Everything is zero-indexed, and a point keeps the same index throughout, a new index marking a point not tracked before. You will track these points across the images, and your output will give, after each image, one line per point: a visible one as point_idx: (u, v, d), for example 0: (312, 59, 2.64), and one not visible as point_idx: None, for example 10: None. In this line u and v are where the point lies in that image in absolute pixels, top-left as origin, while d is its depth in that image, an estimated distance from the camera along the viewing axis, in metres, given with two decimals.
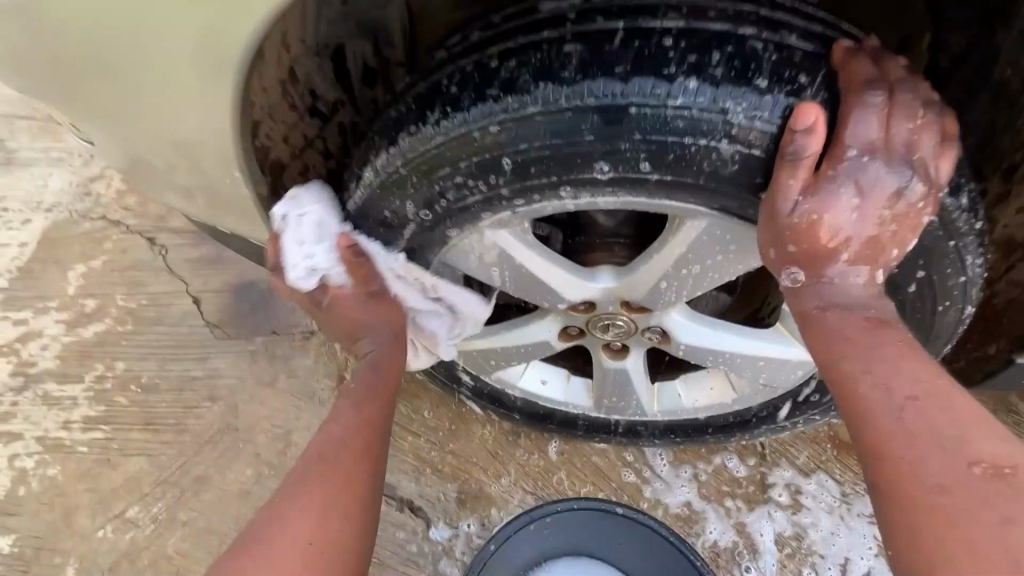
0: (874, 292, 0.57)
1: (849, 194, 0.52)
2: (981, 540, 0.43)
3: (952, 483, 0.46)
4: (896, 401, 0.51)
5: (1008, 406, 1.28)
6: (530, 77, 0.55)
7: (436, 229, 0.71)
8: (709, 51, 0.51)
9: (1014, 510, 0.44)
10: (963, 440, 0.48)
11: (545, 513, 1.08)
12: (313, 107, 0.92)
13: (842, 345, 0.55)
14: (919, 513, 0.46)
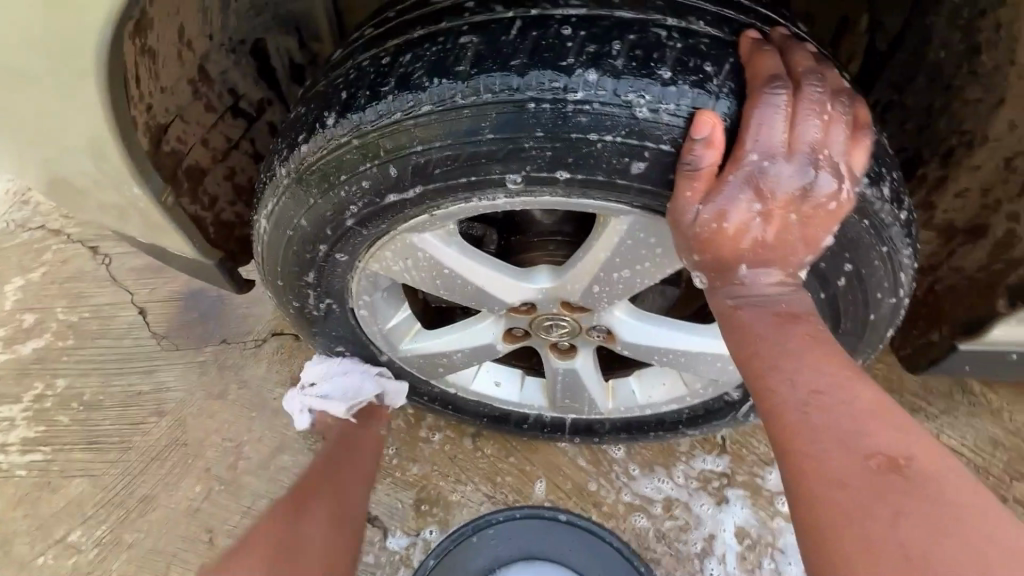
0: (790, 288, 0.53)
1: (750, 196, 0.48)
2: (874, 537, 0.41)
3: (849, 480, 0.43)
4: (799, 398, 0.48)
5: (962, 388, 1.30)
6: (424, 73, 0.51)
7: (354, 236, 0.67)
8: (609, 41, 0.48)
9: (905, 504, 0.41)
10: (862, 434, 0.45)
11: (487, 522, 1.11)
12: (234, 106, 0.86)
13: (752, 341, 0.52)
14: (820, 516, 0.43)
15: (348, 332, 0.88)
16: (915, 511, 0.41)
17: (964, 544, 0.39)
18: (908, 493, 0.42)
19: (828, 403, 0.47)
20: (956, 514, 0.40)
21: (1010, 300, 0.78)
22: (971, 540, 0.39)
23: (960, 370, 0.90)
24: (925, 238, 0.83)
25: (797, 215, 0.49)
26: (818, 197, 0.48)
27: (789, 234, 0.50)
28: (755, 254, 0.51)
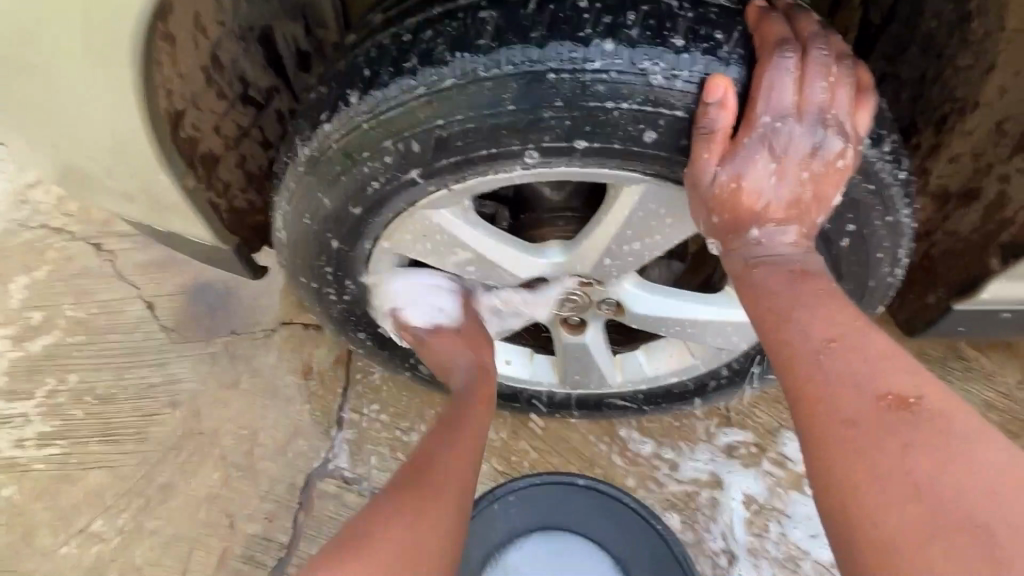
0: (802, 247, 0.56)
1: (762, 157, 0.51)
2: (884, 468, 0.44)
3: (860, 417, 0.47)
4: (814, 345, 0.51)
5: (956, 352, 1.34)
6: (446, 48, 0.53)
7: (375, 213, 0.69)
8: (624, 12, 0.50)
9: (912, 437, 0.45)
10: (874, 376, 0.48)
11: (507, 491, 1.11)
12: (244, 94, 0.87)
13: (769, 297, 0.54)
14: (833, 450, 0.47)
15: (365, 313, 0.90)
16: (923, 444, 0.44)
17: (965, 471, 0.43)
18: (918, 427, 0.45)
19: (841, 350, 0.50)
20: (958, 444, 0.44)
21: (1004, 258, 0.81)
22: (972, 466, 0.43)
23: (954, 332, 0.94)
24: (921, 204, 0.87)
25: (808, 174, 0.51)
26: (827, 157, 0.51)
27: (802, 193, 0.53)
28: (770, 213, 0.54)
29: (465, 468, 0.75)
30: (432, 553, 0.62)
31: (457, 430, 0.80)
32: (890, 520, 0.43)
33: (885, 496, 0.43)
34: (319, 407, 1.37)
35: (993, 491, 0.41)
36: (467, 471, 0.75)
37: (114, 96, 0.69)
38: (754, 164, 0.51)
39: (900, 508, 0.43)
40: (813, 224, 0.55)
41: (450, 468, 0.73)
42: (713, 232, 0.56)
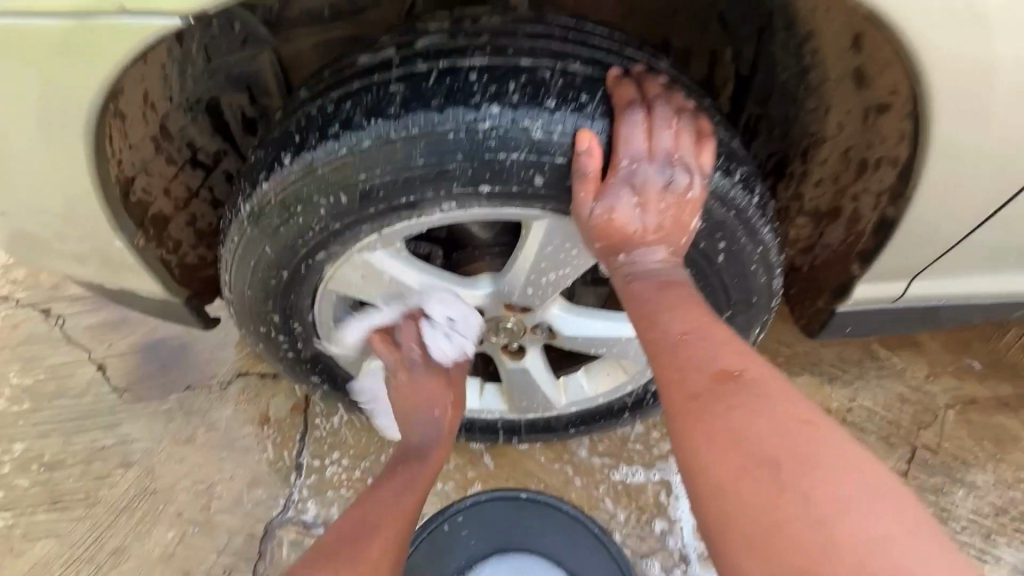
0: (671, 263, 0.69)
1: (627, 193, 0.64)
2: (717, 431, 0.56)
3: (701, 391, 0.59)
4: (671, 339, 0.64)
5: (872, 354, 1.46)
6: (363, 115, 0.63)
7: (313, 257, 0.77)
8: (506, 81, 0.62)
9: (734, 400, 0.57)
10: (711, 357, 0.61)
11: (455, 513, 1.14)
12: (193, 157, 0.95)
13: (643, 306, 0.67)
14: (685, 419, 0.59)
15: (315, 352, 0.97)
16: (743, 406, 0.57)
17: (771, 422, 0.55)
18: (740, 393, 0.58)
19: (690, 340, 0.63)
20: (769, 402, 0.56)
21: (862, 263, 0.93)
22: (779, 419, 0.55)
23: (842, 332, 1.07)
24: (800, 223, 1.00)
25: (668, 204, 0.64)
26: (679, 189, 0.64)
27: (666, 220, 0.66)
28: (640, 237, 0.67)
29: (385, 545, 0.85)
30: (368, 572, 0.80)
31: (389, 500, 0.91)
32: (717, 466, 0.55)
33: (718, 454, 0.55)
34: (276, 455, 1.39)
35: (790, 435, 0.54)
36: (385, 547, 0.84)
37: (66, 170, 0.76)
38: (622, 198, 0.64)
39: (727, 461, 0.54)
40: (681, 245, 0.68)
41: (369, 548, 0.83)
42: (603, 256, 0.68)
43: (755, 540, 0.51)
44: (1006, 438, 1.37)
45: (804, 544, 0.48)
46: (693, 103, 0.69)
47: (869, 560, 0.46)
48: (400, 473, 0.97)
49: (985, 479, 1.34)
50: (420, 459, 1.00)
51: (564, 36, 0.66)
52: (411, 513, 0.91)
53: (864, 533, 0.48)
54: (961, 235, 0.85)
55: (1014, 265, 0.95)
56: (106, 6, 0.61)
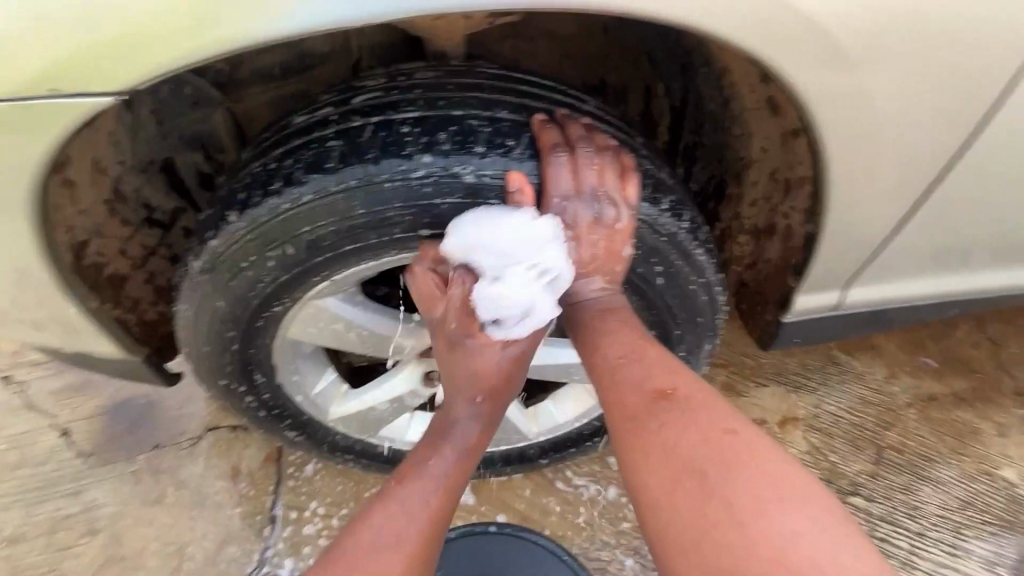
0: (609, 288, 0.77)
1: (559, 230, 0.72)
2: (655, 447, 0.64)
3: (639, 411, 0.67)
4: (610, 363, 0.72)
5: (834, 360, 1.50)
6: (302, 171, 0.66)
7: (267, 308, 0.78)
8: (437, 131, 0.66)
9: (666, 417, 0.66)
10: (646, 378, 0.69)
11: None
12: (149, 218, 0.98)
13: (584, 330, 0.76)
14: (626, 439, 0.67)
15: (278, 400, 0.98)
16: (675, 423, 0.65)
17: (699, 435, 0.64)
18: (672, 410, 0.66)
19: (627, 363, 0.71)
20: (697, 417, 0.65)
21: (795, 276, 0.99)
22: (706, 433, 0.64)
23: (791, 343, 1.12)
24: (742, 240, 1.06)
25: (599, 237, 0.72)
26: (608, 222, 0.71)
27: (599, 250, 0.73)
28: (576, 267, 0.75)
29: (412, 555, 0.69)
30: None
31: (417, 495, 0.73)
32: (654, 479, 0.63)
33: (657, 469, 0.63)
34: (248, 509, 1.36)
35: (716, 447, 0.62)
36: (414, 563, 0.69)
37: (12, 243, 0.77)
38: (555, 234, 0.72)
39: (664, 476, 0.63)
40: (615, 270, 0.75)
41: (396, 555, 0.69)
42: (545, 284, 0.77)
43: (690, 549, 0.59)
44: (966, 432, 1.41)
45: (729, 545, 0.57)
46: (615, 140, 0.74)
47: (784, 555, 0.55)
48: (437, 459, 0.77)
49: (950, 474, 1.37)
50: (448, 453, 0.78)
51: (493, 85, 0.71)
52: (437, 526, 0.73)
53: (779, 531, 0.57)
54: (877, 241, 0.91)
55: (940, 268, 1.00)
56: (47, 82, 0.64)
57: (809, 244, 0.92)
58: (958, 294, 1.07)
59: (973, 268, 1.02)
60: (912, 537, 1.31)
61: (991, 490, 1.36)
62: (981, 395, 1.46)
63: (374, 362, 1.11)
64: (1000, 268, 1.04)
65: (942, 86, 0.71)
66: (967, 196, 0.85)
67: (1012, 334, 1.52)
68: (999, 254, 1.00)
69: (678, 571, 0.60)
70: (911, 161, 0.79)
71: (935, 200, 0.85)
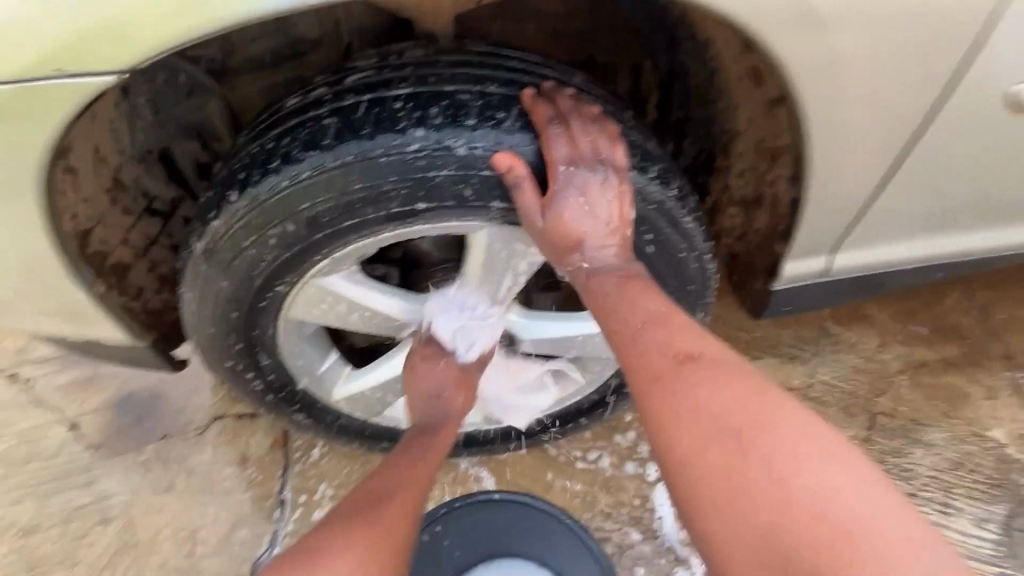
0: (623, 258, 0.80)
1: (570, 199, 0.73)
2: (683, 406, 0.69)
3: (665, 373, 0.72)
4: (636, 328, 0.76)
5: (827, 333, 1.51)
6: (300, 149, 0.68)
7: (269, 287, 0.81)
8: (428, 106, 0.68)
9: (694, 378, 0.70)
10: (671, 343, 0.74)
11: (432, 522, 1.16)
12: (149, 207, 1.00)
13: (606, 299, 0.78)
14: (654, 400, 0.71)
15: (283, 382, 1.01)
16: (703, 383, 0.69)
17: (727, 394, 0.68)
18: (700, 372, 0.70)
19: (652, 329, 0.75)
20: (726, 378, 0.69)
21: (783, 242, 1.01)
22: (735, 394, 0.67)
23: (781, 312, 1.15)
24: (733, 212, 1.08)
25: (609, 200, 0.74)
26: (612, 186, 0.74)
27: (611, 212, 0.75)
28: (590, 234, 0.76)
29: (404, 505, 0.84)
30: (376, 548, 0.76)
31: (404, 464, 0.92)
32: (684, 436, 0.68)
33: (687, 427, 0.68)
34: (258, 494, 1.39)
35: (746, 406, 0.66)
36: (406, 513, 0.83)
37: (19, 230, 0.79)
38: (566, 201, 0.74)
39: (695, 433, 0.67)
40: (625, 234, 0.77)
41: (392, 501, 0.83)
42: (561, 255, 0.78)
43: (721, 499, 0.63)
44: (955, 395, 1.44)
45: (761, 495, 0.61)
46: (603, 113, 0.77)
47: (819, 502, 0.59)
48: (423, 444, 0.97)
49: (940, 436, 1.41)
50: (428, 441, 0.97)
51: (482, 61, 0.73)
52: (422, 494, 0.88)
53: (812, 482, 0.60)
54: (859, 205, 0.94)
55: (922, 232, 1.03)
56: (46, 69, 0.65)
57: (794, 208, 0.95)
58: (941, 258, 1.10)
59: (953, 231, 1.05)
60: (904, 497, 1.35)
61: (980, 451, 1.39)
62: (969, 360, 1.48)
63: (376, 343, 1.13)
64: (981, 230, 1.06)
65: (912, 49, 0.74)
66: (945, 156, 0.87)
67: (1002, 300, 1.54)
68: (979, 216, 1.02)
69: (709, 522, 0.64)
70: (886, 125, 0.82)
71: (911, 163, 0.87)
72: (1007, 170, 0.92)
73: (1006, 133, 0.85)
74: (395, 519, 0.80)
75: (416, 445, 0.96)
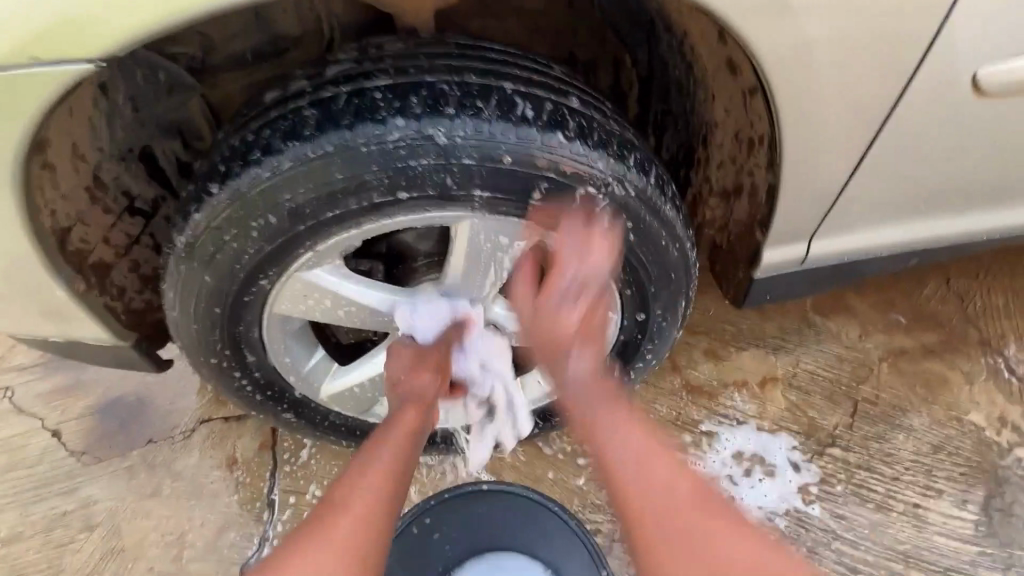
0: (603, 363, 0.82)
1: (563, 300, 0.79)
2: (632, 480, 0.74)
3: (617, 442, 0.76)
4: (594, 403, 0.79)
5: (809, 324, 1.51)
6: (280, 139, 0.69)
7: (251, 281, 0.80)
8: (408, 97, 0.69)
9: (639, 451, 0.75)
10: (624, 416, 0.78)
11: (421, 514, 1.14)
12: (130, 206, 0.99)
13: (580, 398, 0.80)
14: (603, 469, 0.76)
15: (269, 379, 1.00)
16: (648, 456, 0.75)
17: (666, 467, 0.74)
18: (698, 516, 0.71)
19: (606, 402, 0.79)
20: (716, 517, 0.72)
21: (762, 230, 1.03)
22: (673, 469, 0.74)
23: (763, 300, 1.17)
24: (713, 203, 1.09)
25: (593, 309, 0.81)
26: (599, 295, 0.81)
27: (586, 322, 0.80)
28: (566, 338, 0.80)
29: (366, 530, 0.75)
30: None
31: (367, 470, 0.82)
32: (632, 508, 0.73)
33: (653, 522, 0.71)
34: (246, 496, 1.38)
35: (683, 481, 0.74)
36: (371, 541, 0.75)
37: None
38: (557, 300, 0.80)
39: (640, 506, 0.72)
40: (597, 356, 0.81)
41: (351, 523, 0.75)
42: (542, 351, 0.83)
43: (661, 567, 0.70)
44: (937, 382, 1.45)
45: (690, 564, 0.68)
46: (584, 105, 0.79)
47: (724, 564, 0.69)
48: (397, 425, 0.91)
49: (921, 421, 1.41)
50: (394, 437, 0.88)
51: (462, 52, 0.74)
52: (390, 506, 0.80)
53: (725, 550, 0.69)
54: (833, 191, 0.96)
55: (896, 216, 1.05)
56: (23, 61, 0.65)
57: (771, 195, 0.96)
58: (915, 243, 1.12)
59: (925, 215, 1.07)
60: (887, 482, 1.35)
61: (960, 434, 1.39)
62: (949, 347, 1.49)
63: (363, 340, 1.13)
64: (952, 214, 1.09)
65: (878, 35, 0.77)
66: (917, 139, 0.89)
67: (979, 287, 1.56)
68: (949, 199, 1.05)
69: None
70: (856, 110, 0.84)
71: (882, 147, 0.89)
72: (974, 154, 0.95)
73: (971, 116, 0.88)
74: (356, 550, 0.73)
75: (386, 434, 0.89)
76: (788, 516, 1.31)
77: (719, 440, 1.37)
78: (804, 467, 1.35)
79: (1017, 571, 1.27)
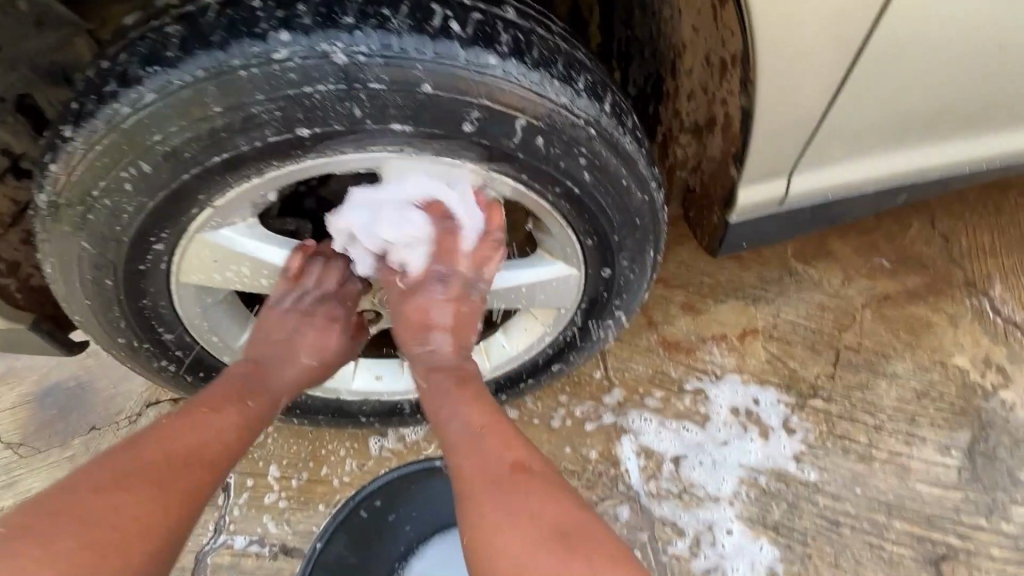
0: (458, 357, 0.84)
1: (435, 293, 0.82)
2: (491, 502, 0.69)
3: (485, 464, 0.72)
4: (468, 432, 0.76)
5: (790, 270, 1.44)
6: (140, 66, 0.59)
7: (143, 246, 0.69)
8: (295, 5, 0.59)
9: (502, 473, 0.71)
10: (491, 446, 0.74)
11: (371, 495, 1.07)
12: (13, 167, 0.84)
13: (433, 393, 0.82)
14: (470, 488, 0.71)
15: (194, 361, 0.88)
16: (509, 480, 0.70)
17: (524, 491, 0.69)
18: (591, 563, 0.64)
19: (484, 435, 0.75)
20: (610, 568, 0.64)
21: (736, 166, 0.92)
22: (528, 491, 0.69)
23: (739, 248, 1.08)
24: (684, 141, 0.97)
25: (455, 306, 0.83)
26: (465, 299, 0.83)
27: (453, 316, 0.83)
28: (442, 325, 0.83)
29: (161, 502, 0.64)
30: (136, 529, 0.61)
31: (177, 428, 0.70)
32: (492, 524, 0.67)
33: (509, 528, 0.66)
34: None
35: (534, 501, 0.68)
36: (160, 512, 0.63)
37: None
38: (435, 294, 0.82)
39: (500, 520, 0.67)
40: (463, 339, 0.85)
41: (131, 491, 0.63)
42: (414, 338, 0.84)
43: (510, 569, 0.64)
44: (921, 326, 1.39)
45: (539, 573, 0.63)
46: (522, 18, 0.67)
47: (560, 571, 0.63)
48: (275, 360, 0.83)
49: (905, 367, 1.35)
50: (250, 384, 0.80)
51: None
52: (224, 447, 0.73)
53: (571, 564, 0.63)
54: (814, 116, 0.84)
55: (881, 146, 0.95)
56: None
57: (745, 125, 0.84)
58: (902, 176, 1.03)
59: (912, 143, 0.97)
60: (870, 431, 1.29)
61: (944, 378, 1.34)
62: (934, 289, 1.42)
63: None
64: (938, 142, 0.99)
65: None
66: (909, 47, 0.78)
67: (964, 227, 1.48)
68: (940, 123, 0.94)
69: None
70: (838, 16, 0.72)
71: (869, 60, 0.78)
72: (970, 67, 0.83)
73: (969, 16, 0.76)
74: (115, 524, 0.60)
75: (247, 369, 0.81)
76: (771, 473, 1.25)
77: (698, 397, 1.30)
78: (787, 422, 1.29)
79: (1001, 515, 1.23)
